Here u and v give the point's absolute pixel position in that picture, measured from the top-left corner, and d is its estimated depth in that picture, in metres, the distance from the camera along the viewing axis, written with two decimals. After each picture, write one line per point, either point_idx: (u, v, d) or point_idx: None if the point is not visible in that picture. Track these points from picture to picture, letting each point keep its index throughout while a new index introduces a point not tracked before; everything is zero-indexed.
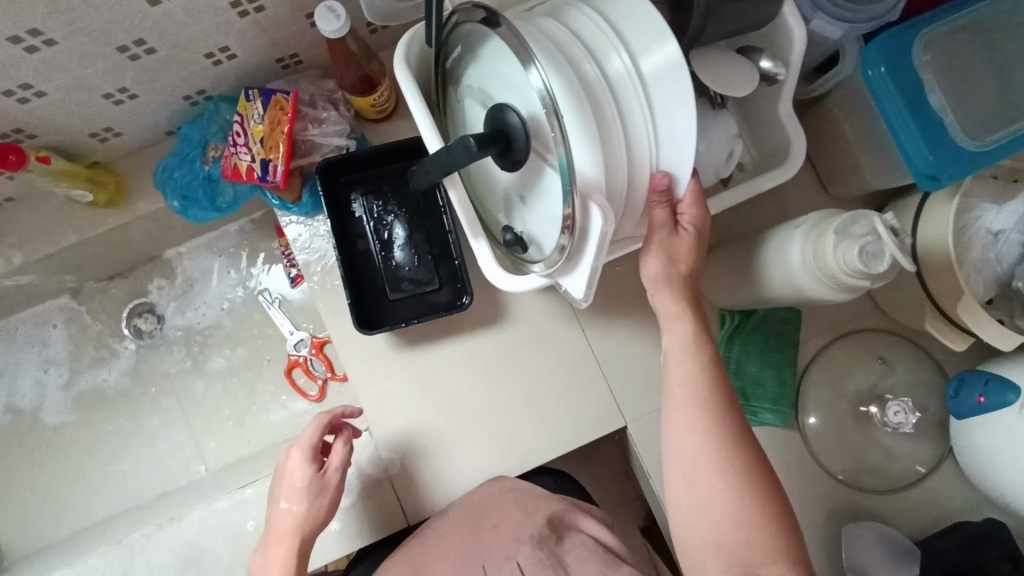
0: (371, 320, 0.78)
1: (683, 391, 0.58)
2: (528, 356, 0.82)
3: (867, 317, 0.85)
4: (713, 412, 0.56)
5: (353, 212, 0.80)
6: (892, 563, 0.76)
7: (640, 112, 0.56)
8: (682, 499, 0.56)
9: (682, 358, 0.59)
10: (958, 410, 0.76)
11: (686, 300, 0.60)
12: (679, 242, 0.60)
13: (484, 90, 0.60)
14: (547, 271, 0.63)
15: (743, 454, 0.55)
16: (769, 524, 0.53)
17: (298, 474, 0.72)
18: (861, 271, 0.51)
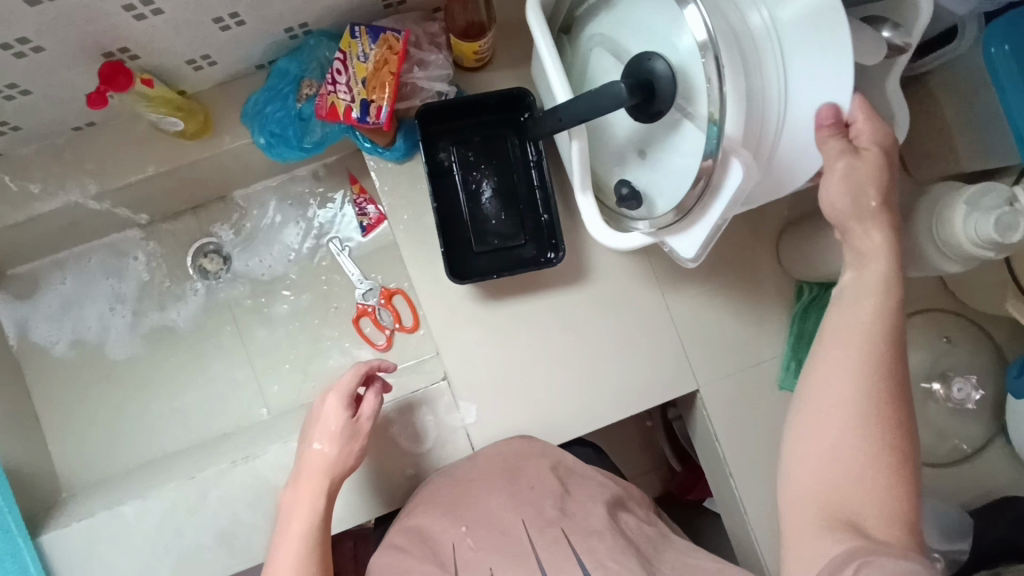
0: (459, 270, 0.78)
1: (845, 322, 0.53)
2: (608, 316, 0.83)
3: (934, 298, 0.87)
4: (872, 356, 0.51)
5: (446, 163, 0.80)
6: (943, 535, 0.78)
7: (774, 68, 0.55)
8: (805, 435, 0.52)
9: (857, 291, 0.54)
10: (1020, 389, 0.79)
11: (884, 234, 0.54)
12: (863, 165, 0.54)
13: (621, 48, 0.60)
14: (656, 229, 0.63)
15: (893, 406, 0.50)
16: (894, 487, 0.49)
17: (334, 417, 0.71)
18: (995, 239, 0.52)
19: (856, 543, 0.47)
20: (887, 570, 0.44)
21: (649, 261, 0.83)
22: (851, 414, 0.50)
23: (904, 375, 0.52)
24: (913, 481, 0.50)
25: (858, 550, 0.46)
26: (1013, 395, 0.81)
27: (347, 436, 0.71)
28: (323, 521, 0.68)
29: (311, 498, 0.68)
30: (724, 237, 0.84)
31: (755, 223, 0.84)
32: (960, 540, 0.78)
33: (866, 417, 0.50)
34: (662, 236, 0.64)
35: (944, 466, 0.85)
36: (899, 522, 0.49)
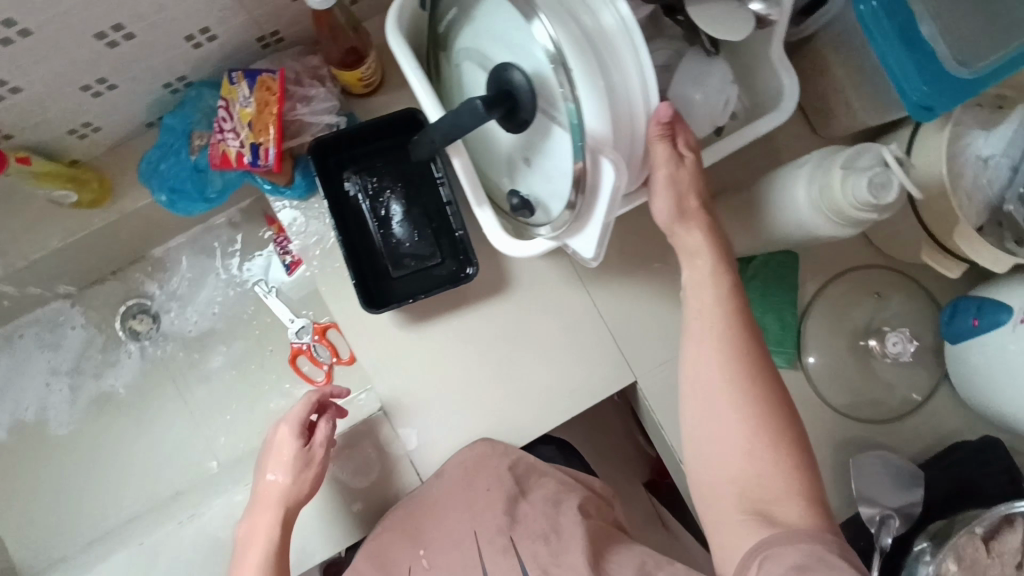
0: (377, 299, 0.77)
1: (703, 322, 0.58)
2: (537, 321, 0.82)
3: (860, 256, 0.87)
4: (732, 350, 0.56)
5: (350, 193, 0.79)
6: (897, 488, 0.79)
7: (632, 62, 0.56)
8: (697, 432, 0.57)
9: (705, 292, 0.60)
10: (954, 334, 0.79)
11: (708, 232, 0.61)
12: (684, 172, 0.60)
13: (485, 57, 0.59)
14: (554, 233, 0.62)
15: (762, 388, 0.55)
16: (784, 463, 0.53)
17: (285, 447, 0.71)
18: (872, 203, 0.52)
19: (766, 532, 0.51)
20: (783, 560, 0.48)
21: (570, 261, 0.83)
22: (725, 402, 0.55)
23: (761, 353, 0.57)
24: (803, 454, 0.54)
25: (764, 541, 0.50)
26: (950, 342, 0.80)
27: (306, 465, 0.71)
28: (280, 549, 0.68)
29: (261, 540, 0.68)
30: (640, 225, 0.84)
31: None
32: (913, 489, 0.79)
33: (742, 407, 0.55)
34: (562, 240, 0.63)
35: (894, 421, 0.85)
36: (800, 496, 0.53)
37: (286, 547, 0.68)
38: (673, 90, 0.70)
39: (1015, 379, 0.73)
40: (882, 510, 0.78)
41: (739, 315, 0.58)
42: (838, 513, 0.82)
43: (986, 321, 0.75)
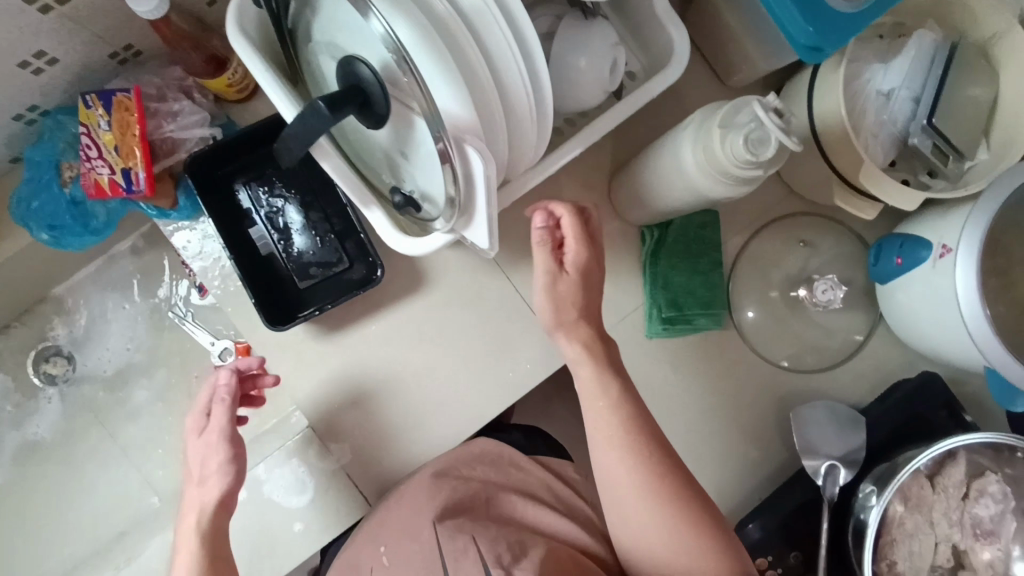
0: (284, 314, 0.74)
1: (605, 436, 0.67)
2: (459, 313, 0.79)
3: (785, 204, 0.84)
4: (633, 453, 0.66)
5: (247, 209, 0.76)
6: (840, 435, 0.77)
7: (499, 39, 0.53)
8: (625, 526, 0.67)
9: (602, 401, 0.68)
10: (880, 275, 0.77)
11: (584, 345, 0.68)
12: (564, 284, 0.67)
13: (332, 43, 0.55)
14: (447, 226, 0.59)
15: (668, 484, 0.65)
16: (701, 544, 0.64)
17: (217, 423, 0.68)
18: (753, 161, 0.50)
19: None
20: None
21: None
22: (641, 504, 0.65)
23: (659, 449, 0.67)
24: (717, 530, 0.65)
25: None
26: (879, 282, 0.79)
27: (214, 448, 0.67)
28: (214, 534, 0.65)
29: (192, 554, 0.64)
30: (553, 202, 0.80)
31: (583, 179, 0.80)
32: (854, 434, 0.77)
33: (655, 502, 0.64)
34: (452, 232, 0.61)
35: (836, 367, 0.84)
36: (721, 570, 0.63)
37: (220, 559, 0.64)
38: (556, 57, 0.66)
39: (934, 319, 0.71)
40: (828, 462, 0.76)
41: (633, 416, 0.67)
42: (785, 467, 0.82)
43: (909, 259, 0.72)
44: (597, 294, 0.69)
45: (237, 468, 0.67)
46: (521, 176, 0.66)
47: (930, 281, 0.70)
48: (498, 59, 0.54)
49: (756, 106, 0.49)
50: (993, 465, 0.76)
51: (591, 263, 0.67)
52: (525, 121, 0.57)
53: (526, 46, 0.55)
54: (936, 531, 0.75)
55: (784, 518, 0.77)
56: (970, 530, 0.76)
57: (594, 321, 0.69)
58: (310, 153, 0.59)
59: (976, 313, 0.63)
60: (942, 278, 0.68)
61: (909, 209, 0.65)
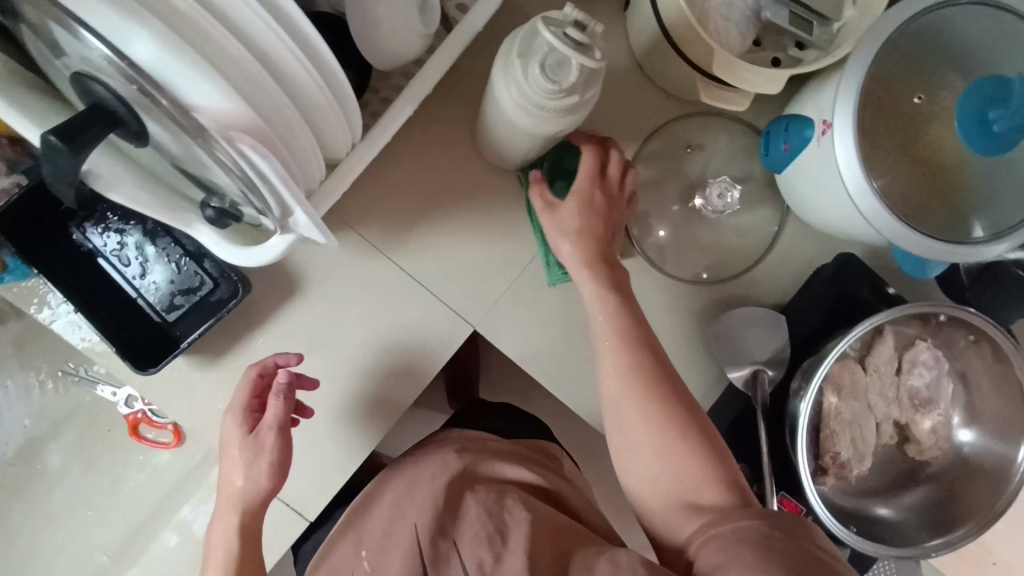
0: (154, 352, 0.70)
1: (623, 389, 0.65)
2: (350, 307, 0.75)
3: (665, 109, 0.78)
4: (629, 361, 0.65)
5: (95, 249, 0.71)
6: (763, 338, 0.75)
7: (259, 24, 0.45)
8: (623, 441, 0.65)
9: (613, 357, 0.66)
10: (774, 165, 0.72)
11: (584, 265, 0.68)
12: (564, 213, 0.68)
13: (62, 59, 0.47)
14: (275, 223, 0.54)
15: (662, 390, 0.64)
16: (700, 453, 0.62)
17: (236, 433, 0.67)
18: (560, 91, 0.46)
19: (701, 519, 0.58)
20: (726, 534, 0.54)
21: (359, 235, 0.74)
22: (636, 409, 0.64)
23: (658, 358, 0.66)
24: (712, 443, 0.63)
25: (705, 526, 0.57)
26: (775, 172, 0.74)
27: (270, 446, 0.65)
28: (240, 535, 0.65)
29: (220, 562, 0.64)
30: (419, 168, 0.74)
31: (443, 133, 0.74)
32: (776, 336, 0.75)
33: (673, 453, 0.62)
34: (290, 231, 0.56)
35: (752, 268, 0.80)
36: (723, 482, 0.60)
37: (245, 557, 0.64)
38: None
39: (831, 202, 0.66)
40: (752, 368, 0.74)
41: (635, 331, 0.67)
42: (717, 382, 0.79)
43: (795, 142, 0.67)
44: (604, 221, 0.68)
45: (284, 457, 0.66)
46: (348, 160, 0.61)
47: (817, 162, 0.65)
48: (267, 50, 0.47)
49: (550, 29, 0.45)
50: (921, 333, 0.74)
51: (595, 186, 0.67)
52: (320, 108, 0.52)
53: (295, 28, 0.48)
54: (875, 412, 0.74)
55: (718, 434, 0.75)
56: (908, 404, 0.74)
57: (599, 244, 0.68)
58: (81, 179, 0.50)
59: (863, 193, 0.59)
60: (825, 157, 0.63)
61: (776, 93, 0.59)
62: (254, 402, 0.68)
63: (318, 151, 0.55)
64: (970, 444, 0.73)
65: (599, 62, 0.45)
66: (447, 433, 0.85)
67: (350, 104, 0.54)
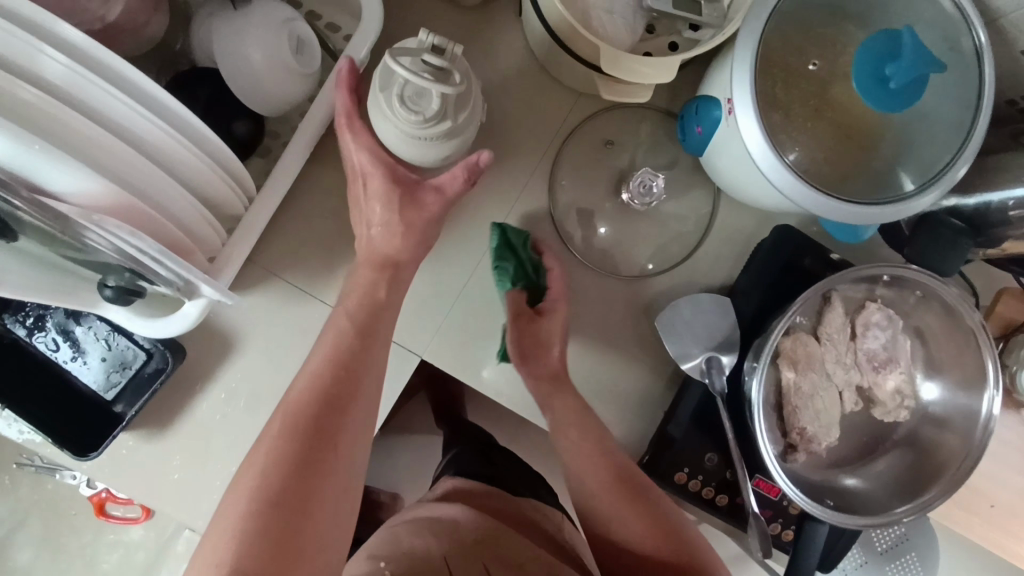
0: (95, 435, 0.69)
1: (607, 502, 0.67)
2: (288, 357, 0.73)
3: (580, 105, 0.76)
4: (591, 471, 0.68)
5: (19, 338, 0.69)
6: (709, 326, 0.73)
7: (116, 102, 0.46)
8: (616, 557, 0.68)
9: (580, 472, 0.70)
10: (693, 147, 0.70)
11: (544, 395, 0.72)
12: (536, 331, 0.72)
13: None
14: (173, 288, 0.54)
15: (630, 501, 0.66)
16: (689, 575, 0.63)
17: (368, 164, 0.63)
18: (432, 116, 0.54)
19: None
20: None
21: (288, 282, 0.72)
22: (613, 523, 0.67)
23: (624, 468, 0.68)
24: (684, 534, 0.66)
25: None
26: (698, 154, 0.71)
27: (429, 205, 0.65)
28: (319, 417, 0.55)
29: (274, 445, 0.52)
30: (337, 204, 0.73)
31: None
32: (725, 320, 0.73)
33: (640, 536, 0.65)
34: (197, 291, 0.55)
35: (693, 252, 0.78)
36: None
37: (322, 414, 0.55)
38: (222, 54, 0.59)
39: (749, 179, 0.65)
40: (705, 354, 0.72)
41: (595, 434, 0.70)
42: (674, 374, 0.77)
43: (706, 123, 0.65)
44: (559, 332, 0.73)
45: (423, 229, 0.65)
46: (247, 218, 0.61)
47: (730, 142, 0.63)
48: (123, 124, 0.48)
49: (403, 62, 0.52)
50: (869, 293, 0.73)
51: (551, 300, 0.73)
52: (195, 169, 0.52)
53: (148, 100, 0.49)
54: (834, 381, 0.72)
55: (682, 432, 0.72)
56: (868, 366, 0.72)
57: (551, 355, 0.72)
58: None
59: (774, 168, 0.58)
60: (734, 135, 0.61)
61: (669, 80, 0.57)
62: (349, 97, 0.62)
63: (203, 215, 0.55)
64: (932, 400, 0.72)
65: (459, 83, 0.53)
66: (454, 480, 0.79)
67: (227, 161, 0.54)
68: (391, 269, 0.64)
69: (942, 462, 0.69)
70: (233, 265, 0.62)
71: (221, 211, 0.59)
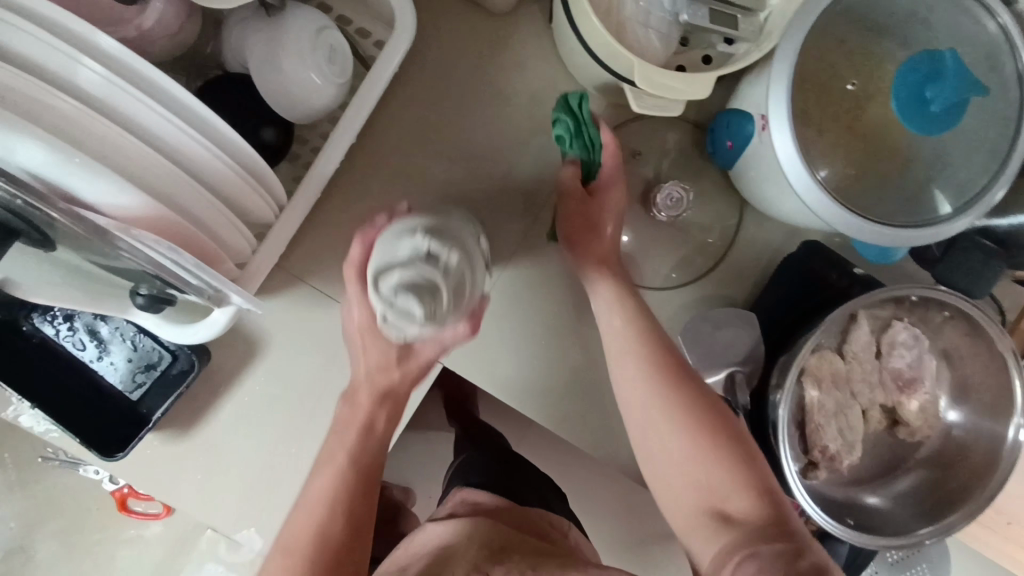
0: (120, 435, 0.69)
1: (685, 455, 0.60)
2: (312, 361, 0.73)
3: (609, 114, 0.76)
4: (644, 354, 0.63)
5: (46, 337, 0.70)
6: (735, 342, 0.72)
7: (152, 113, 0.46)
8: (652, 445, 0.62)
9: (627, 355, 0.64)
10: (724, 161, 0.70)
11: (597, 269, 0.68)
12: (592, 207, 0.68)
13: None
14: (205, 297, 0.54)
15: (684, 394, 0.61)
16: (736, 470, 0.58)
17: (364, 322, 0.58)
18: (423, 317, 0.50)
19: None
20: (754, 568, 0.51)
21: (313, 287, 0.73)
22: (656, 413, 0.61)
23: (681, 362, 0.64)
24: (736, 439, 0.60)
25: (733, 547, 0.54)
26: (728, 168, 0.71)
27: (426, 354, 0.60)
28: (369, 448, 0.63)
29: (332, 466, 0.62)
30: (364, 208, 0.73)
31: (383, 171, 0.73)
32: (750, 335, 0.73)
33: (723, 492, 0.58)
34: (226, 300, 0.55)
35: (719, 264, 0.77)
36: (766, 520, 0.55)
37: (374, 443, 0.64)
38: (257, 63, 0.59)
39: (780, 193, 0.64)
40: (728, 370, 0.72)
41: (648, 326, 0.65)
42: None
43: (738, 138, 0.65)
44: (617, 218, 0.70)
45: (416, 373, 0.63)
46: (281, 224, 0.61)
47: (761, 158, 0.62)
48: (157, 134, 0.47)
49: (401, 272, 0.50)
50: (896, 313, 0.72)
51: (619, 184, 0.69)
52: (229, 180, 0.52)
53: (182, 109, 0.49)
54: (859, 400, 0.72)
55: None
56: (893, 385, 0.72)
57: (602, 237, 0.69)
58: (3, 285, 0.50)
59: (809, 188, 0.57)
60: (767, 152, 0.60)
61: (702, 97, 0.57)
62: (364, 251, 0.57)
63: (235, 224, 0.55)
64: (956, 420, 0.72)
65: (440, 303, 0.50)
66: (462, 492, 0.77)
67: (259, 170, 0.54)
68: (389, 404, 0.64)
69: (965, 484, 0.69)
70: (263, 271, 0.61)
71: (252, 219, 0.59)
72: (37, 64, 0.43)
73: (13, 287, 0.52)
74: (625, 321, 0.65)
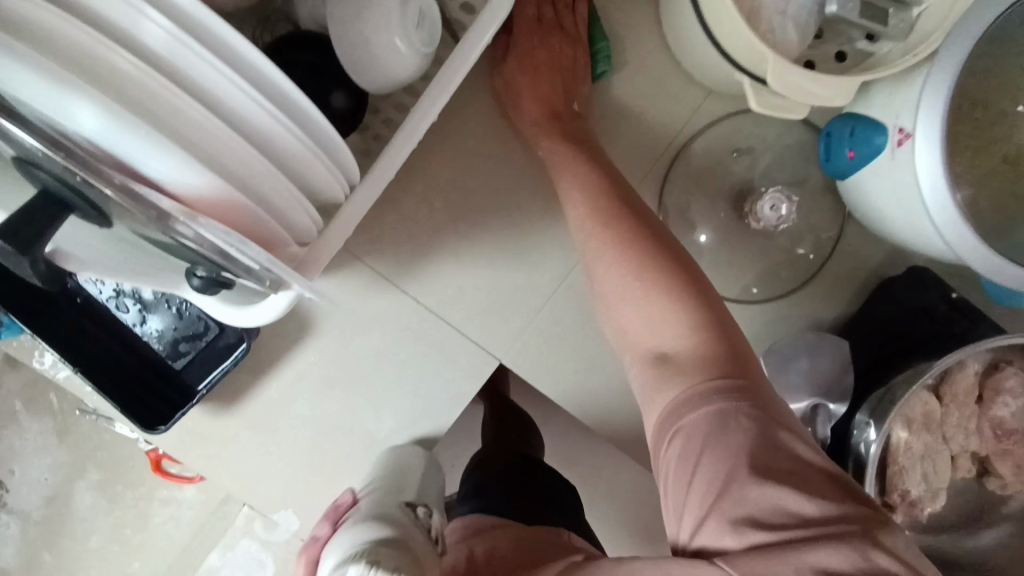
0: (162, 405, 0.66)
1: (629, 291, 0.55)
2: (365, 344, 0.70)
3: (709, 105, 0.69)
4: (590, 191, 0.60)
5: (91, 297, 0.66)
6: (821, 371, 0.66)
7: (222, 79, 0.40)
8: (609, 304, 0.57)
9: (571, 188, 0.61)
10: (837, 172, 0.62)
11: (545, 123, 0.64)
12: (521, 76, 0.66)
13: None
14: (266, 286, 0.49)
15: (635, 244, 0.57)
16: (684, 322, 0.53)
17: None
18: None
19: (707, 493, 0.44)
20: (690, 425, 0.47)
21: (372, 268, 0.68)
22: (607, 262, 0.57)
23: (635, 208, 0.60)
24: (689, 291, 0.54)
25: (674, 404, 0.49)
26: (837, 179, 0.64)
27: None
28: None
29: None
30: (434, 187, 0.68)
31: (460, 147, 0.68)
32: (837, 365, 0.67)
33: (669, 330, 0.53)
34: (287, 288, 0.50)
35: (809, 280, 0.71)
36: (710, 364, 0.49)
37: None
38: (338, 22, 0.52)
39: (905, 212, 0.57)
40: (811, 401, 0.67)
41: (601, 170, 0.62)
42: None
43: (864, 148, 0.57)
44: (561, 82, 0.65)
45: None
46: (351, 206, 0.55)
47: (890, 176, 0.55)
48: (227, 103, 0.41)
49: None
50: (1005, 356, 0.66)
51: (551, 54, 0.65)
52: (303, 160, 0.45)
53: (253, 73, 0.42)
54: (950, 444, 0.66)
55: None
56: (991, 434, 0.66)
57: (551, 99, 0.65)
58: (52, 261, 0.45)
59: (951, 221, 0.49)
60: (901, 172, 0.53)
61: (841, 105, 0.50)
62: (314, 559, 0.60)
63: (306, 209, 0.48)
64: None
65: None
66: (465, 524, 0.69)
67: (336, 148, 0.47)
68: None
69: None
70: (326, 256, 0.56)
71: (322, 201, 0.52)
72: (99, 15, 0.37)
73: (62, 259, 0.48)
74: (578, 178, 0.61)
